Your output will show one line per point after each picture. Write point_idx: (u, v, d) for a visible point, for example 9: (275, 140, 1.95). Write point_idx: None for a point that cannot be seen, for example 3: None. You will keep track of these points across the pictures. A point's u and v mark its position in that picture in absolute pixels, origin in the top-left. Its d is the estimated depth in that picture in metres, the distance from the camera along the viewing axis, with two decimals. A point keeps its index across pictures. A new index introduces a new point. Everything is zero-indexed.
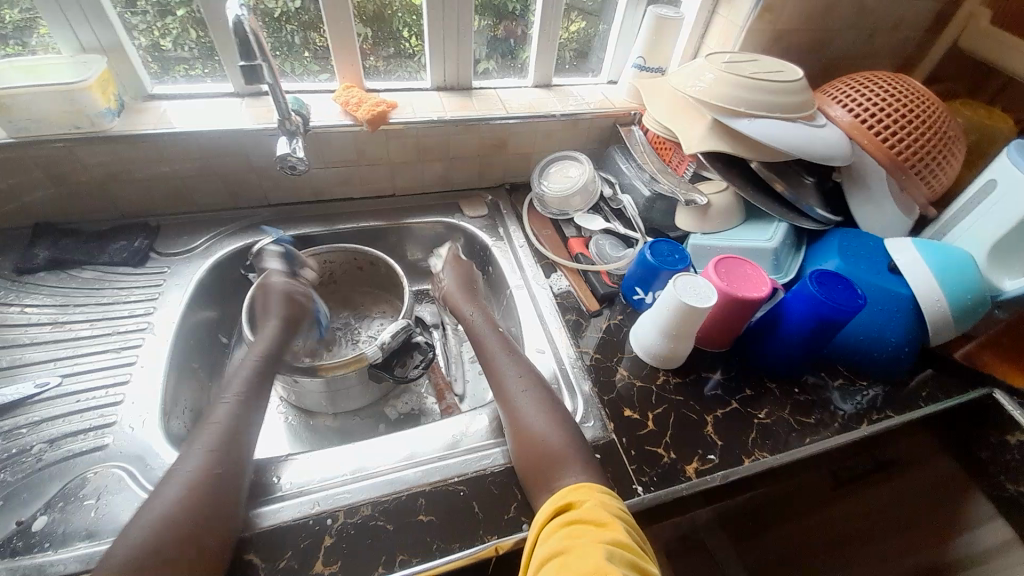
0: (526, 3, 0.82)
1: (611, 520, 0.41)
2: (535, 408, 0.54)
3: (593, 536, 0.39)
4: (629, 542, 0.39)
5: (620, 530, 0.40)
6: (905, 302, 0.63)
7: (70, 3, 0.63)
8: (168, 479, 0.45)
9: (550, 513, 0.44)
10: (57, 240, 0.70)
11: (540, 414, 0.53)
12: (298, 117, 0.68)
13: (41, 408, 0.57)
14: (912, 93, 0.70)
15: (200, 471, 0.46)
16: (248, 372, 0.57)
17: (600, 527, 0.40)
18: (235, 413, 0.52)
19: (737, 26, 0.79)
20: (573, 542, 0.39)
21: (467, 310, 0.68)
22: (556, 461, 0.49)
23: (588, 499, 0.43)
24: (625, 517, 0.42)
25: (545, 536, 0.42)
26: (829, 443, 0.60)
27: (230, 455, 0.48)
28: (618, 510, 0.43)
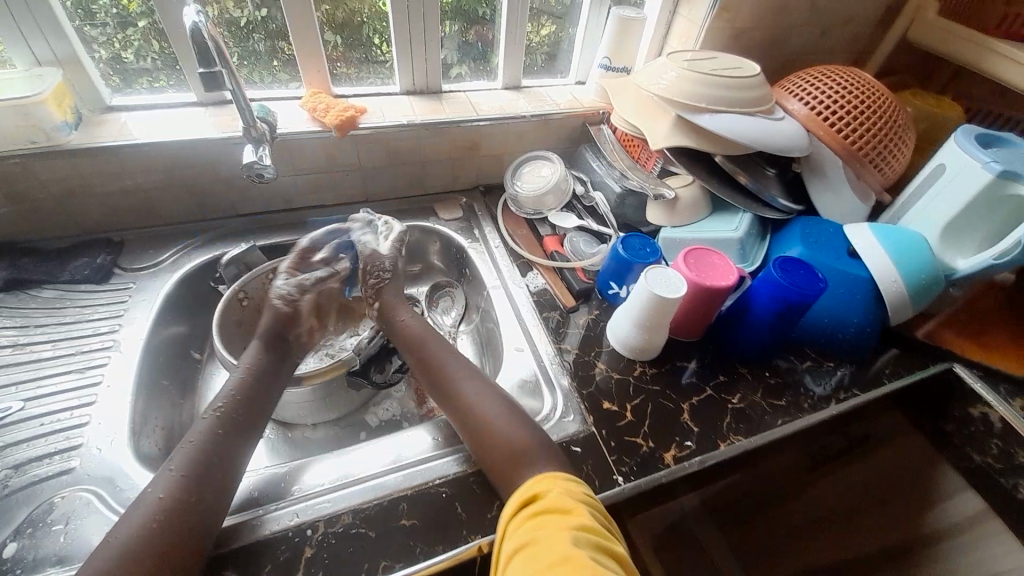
0: (494, 8, 0.83)
1: (576, 506, 0.42)
2: (491, 404, 0.55)
3: (560, 523, 0.40)
4: (594, 525, 0.40)
5: (585, 515, 0.41)
6: (864, 284, 0.65)
7: (22, 16, 0.61)
8: (139, 500, 0.44)
9: (515, 506, 0.44)
10: (15, 259, 0.67)
11: (496, 409, 0.54)
12: (264, 124, 0.67)
13: (2, 434, 0.55)
14: (863, 85, 0.73)
15: (169, 496, 0.44)
16: (237, 385, 0.55)
17: (566, 514, 0.41)
18: (209, 431, 0.50)
19: (697, 25, 0.81)
20: (539, 532, 0.40)
21: (400, 314, 0.68)
22: (518, 450, 0.50)
23: (553, 488, 0.44)
24: (591, 501, 0.44)
25: (512, 528, 0.42)
26: (802, 424, 0.62)
27: (204, 477, 0.47)
28: (582, 494, 0.44)
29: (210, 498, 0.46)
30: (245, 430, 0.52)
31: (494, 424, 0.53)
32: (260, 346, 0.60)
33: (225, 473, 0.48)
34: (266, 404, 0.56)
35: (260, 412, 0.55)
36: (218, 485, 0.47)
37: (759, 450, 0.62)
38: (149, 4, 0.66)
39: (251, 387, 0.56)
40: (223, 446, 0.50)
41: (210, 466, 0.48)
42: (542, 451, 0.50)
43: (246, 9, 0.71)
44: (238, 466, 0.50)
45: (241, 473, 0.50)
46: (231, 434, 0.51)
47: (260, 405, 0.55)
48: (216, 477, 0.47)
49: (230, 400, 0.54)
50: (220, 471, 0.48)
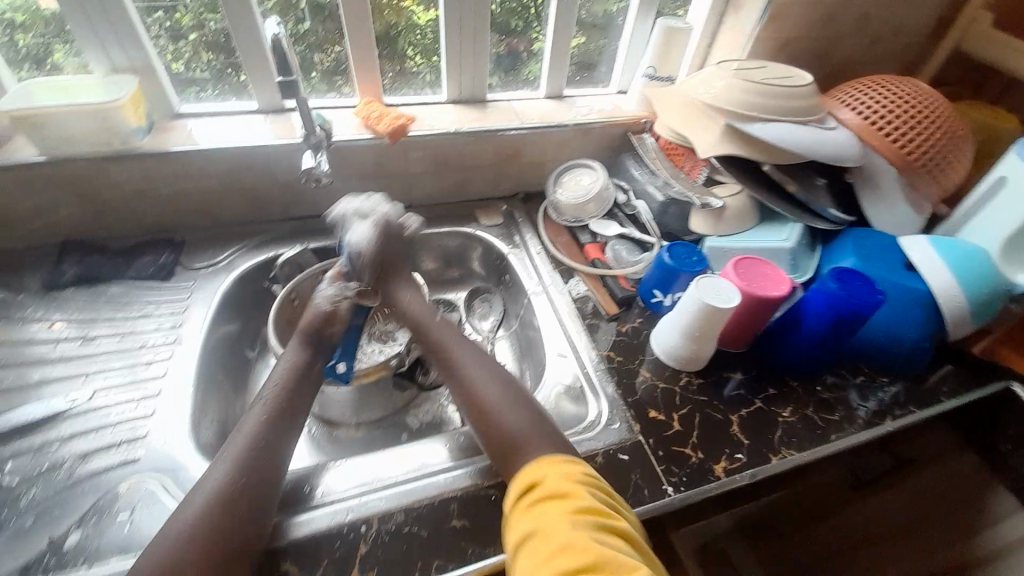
0: (527, 21, 0.84)
1: (575, 489, 0.41)
2: (489, 383, 0.54)
3: (561, 509, 0.39)
4: (594, 506, 0.39)
5: (585, 496, 0.40)
6: (923, 297, 0.63)
7: (101, 22, 0.65)
8: (195, 491, 0.45)
9: (518, 491, 0.44)
10: (85, 255, 0.71)
11: (495, 389, 0.53)
12: (322, 131, 0.70)
13: (71, 422, 0.58)
14: (919, 94, 0.71)
15: (225, 481, 0.45)
16: (281, 378, 0.56)
17: (566, 498, 0.40)
18: (261, 421, 0.51)
19: (743, 35, 0.81)
20: (542, 521, 0.39)
21: (401, 296, 0.65)
22: (515, 431, 0.49)
23: (551, 473, 0.43)
24: (591, 481, 0.43)
25: (517, 516, 0.42)
26: (856, 441, 0.60)
27: (249, 457, 0.47)
28: (582, 474, 0.43)
29: (262, 490, 0.46)
30: (282, 421, 0.52)
31: (492, 405, 0.51)
32: (299, 343, 0.59)
33: (267, 452, 0.49)
34: (308, 399, 0.56)
35: (303, 406, 0.55)
36: (258, 467, 0.47)
37: (810, 466, 0.60)
38: (200, 16, 0.69)
39: (296, 381, 0.56)
40: (270, 429, 0.51)
41: (257, 450, 0.48)
42: (540, 434, 0.48)
43: (291, 23, 0.73)
44: (285, 451, 0.50)
45: (285, 462, 0.50)
46: (276, 420, 0.51)
47: (304, 395, 0.56)
48: (263, 462, 0.48)
49: (275, 391, 0.54)
50: (263, 456, 0.48)
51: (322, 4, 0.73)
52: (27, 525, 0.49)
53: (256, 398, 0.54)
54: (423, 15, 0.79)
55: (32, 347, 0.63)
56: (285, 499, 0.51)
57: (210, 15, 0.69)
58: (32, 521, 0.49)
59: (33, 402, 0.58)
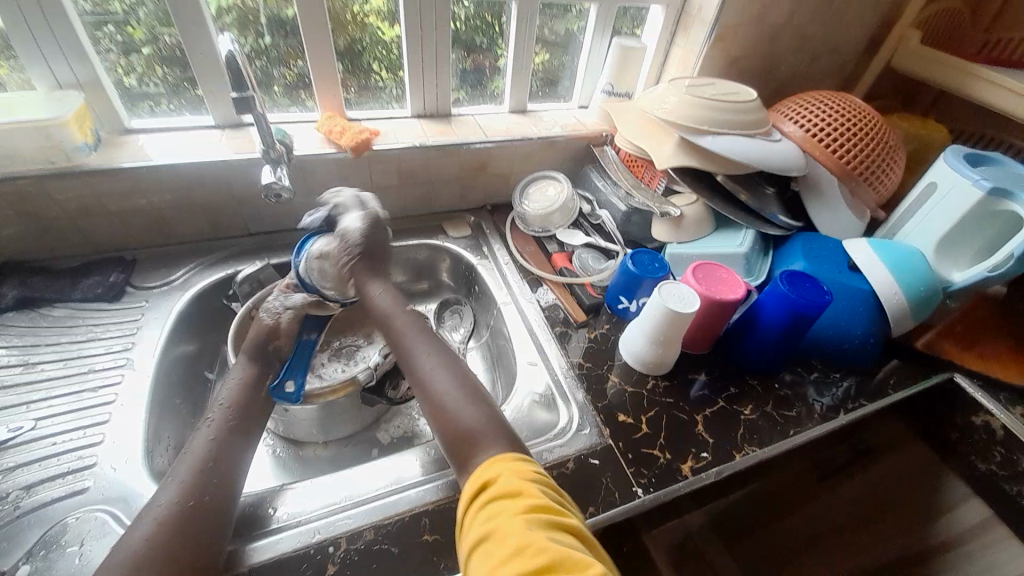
0: (491, 37, 0.86)
1: (527, 488, 0.40)
2: (445, 379, 0.52)
3: (511, 509, 0.38)
4: (545, 503, 0.39)
5: (537, 494, 0.39)
6: (866, 296, 0.67)
7: (45, 39, 0.63)
8: (141, 516, 0.42)
9: (468, 495, 0.42)
10: (26, 278, 0.67)
11: (450, 384, 0.52)
12: (282, 146, 0.69)
13: (15, 452, 0.54)
14: (854, 109, 0.77)
15: (173, 503, 0.43)
16: (231, 396, 0.55)
17: (517, 498, 0.39)
18: (211, 440, 0.50)
19: (694, 53, 0.86)
20: (492, 523, 0.38)
21: (370, 290, 0.61)
22: (465, 425, 0.48)
23: (502, 473, 0.42)
24: (542, 480, 0.42)
25: (468, 524, 0.40)
26: (813, 434, 0.63)
27: (203, 484, 0.46)
28: (533, 473, 0.43)
29: (214, 517, 0.44)
30: (232, 438, 0.51)
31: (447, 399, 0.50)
32: (251, 362, 0.58)
33: (221, 476, 0.47)
34: (262, 419, 0.55)
35: (255, 425, 0.54)
36: (213, 488, 0.46)
37: (773, 461, 0.63)
38: (154, 31, 0.68)
39: (248, 398, 0.55)
40: (217, 450, 0.49)
41: (211, 471, 0.47)
42: (489, 430, 0.47)
43: (251, 38, 0.73)
44: (238, 470, 0.49)
45: (239, 486, 0.48)
46: (224, 440, 0.50)
47: (255, 414, 0.55)
48: (214, 483, 0.46)
49: (226, 407, 0.53)
50: (217, 479, 0.47)
51: (284, 19, 0.73)
52: None
53: (204, 419, 0.52)
54: (387, 32, 0.79)
55: None
56: (239, 525, 0.49)
57: (164, 29, 0.68)
58: None
59: None
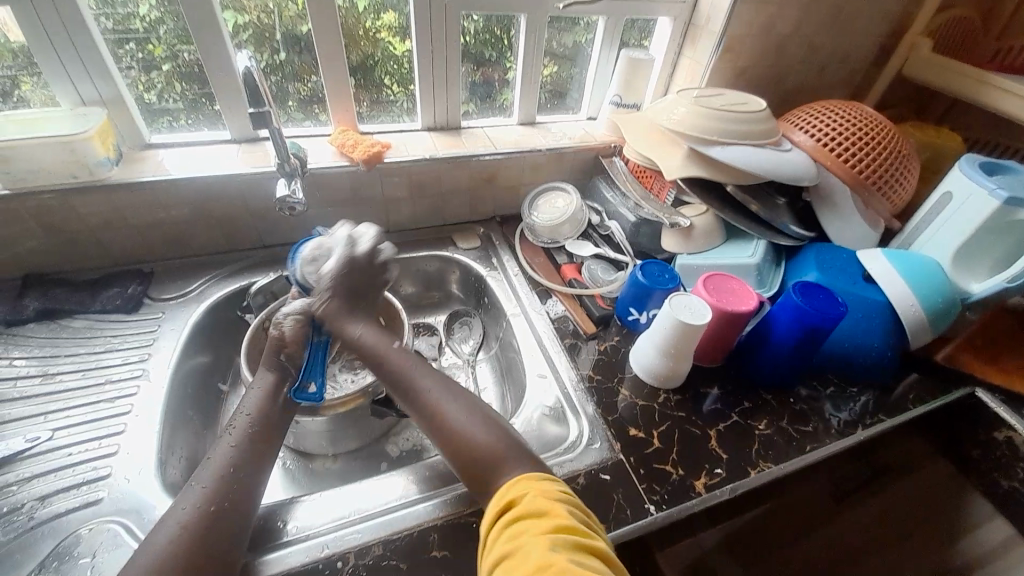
0: (500, 51, 0.87)
1: (554, 508, 0.40)
2: (458, 408, 0.52)
3: (537, 528, 0.38)
4: (572, 524, 0.38)
5: (563, 514, 0.39)
6: (882, 308, 0.66)
7: (72, 58, 0.65)
8: (162, 523, 0.42)
9: (493, 513, 0.42)
10: (47, 290, 0.69)
11: (464, 412, 0.52)
12: (296, 159, 0.71)
13: (32, 463, 0.55)
14: (866, 118, 0.76)
15: (195, 509, 0.44)
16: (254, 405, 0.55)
17: (543, 517, 0.39)
18: (233, 447, 0.50)
19: (702, 64, 0.86)
20: (516, 541, 0.38)
21: (351, 329, 0.60)
22: (483, 451, 0.48)
23: (528, 491, 0.42)
24: (570, 500, 0.42)
25: (492, 538, 0.40)
26: (831, 450, 0.62)
27: (224, 492, 0.46)
28: (560, 493, 0.42)
29: (230, 527, 0.44)
30: (256, 446, 0.51)
31: (463, 428, 0.50)
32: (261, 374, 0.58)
33: (241, 484, 0.47)
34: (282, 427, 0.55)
35: (277, 433, 0.54)
36: (232, 496, 0.46)
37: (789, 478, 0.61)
38: (174, 49, 0.70)
39: (269, 406, 0.55)
40: (230, 462, 0.49)
41: (230, 478, 0.47)
42: (509, 451, 0.48)
43: (266, 54, 0.75)
44: (259, 477, 0.49)
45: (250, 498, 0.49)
46: (236, 452, 0.51)
47: (277, 423, 0.55)
48: (235, 490, 0.46)
49: (249, 415, 0.53)
50: (236, 487, 0.47)
51: (299, 36, 0.74)
52: None
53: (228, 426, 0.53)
54: (398, 46, 0.81)
55: None
56: (256, 536, 0.49)
57: (184, 46, 0.70)
58: None
59: None
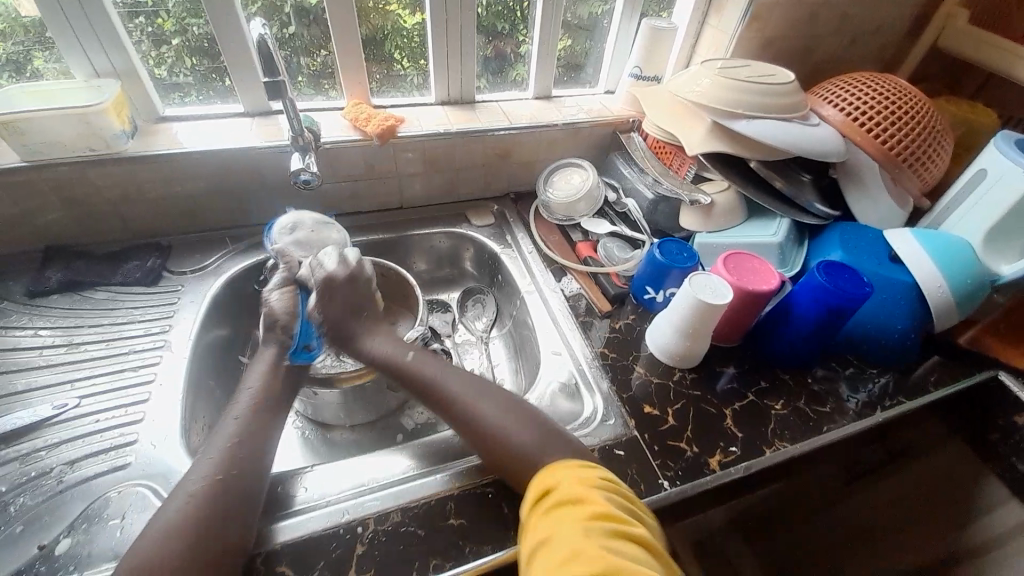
0: (514, 23, 0.84)
1: (591, 495, 0.40)
2: (454, 381, 0.56)
3: (573, 515, 0.39)
4: (607, 511, 0.39)
5: (600, 501, 0.40)
6: (908, 289, 0.64)
7: (85, 29, 0.64)
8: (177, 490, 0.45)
9: (532, 498, 0.43)
10: (69, 262, 0.70)
11: (461, 385, 0.56)
12: (310, 133, 0.70)
13: (58, 430, 0.56)
14: (898, 91, 0.73)
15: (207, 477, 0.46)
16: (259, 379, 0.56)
17: (579, 505, 0.40)
18: (243, 417, 0.52)
19: (727, 34, 0.82)
20: (552, 527, 0.39)
21: (366, 343, 0.62)
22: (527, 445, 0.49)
23: (565, 479, 0.43)
24: (608, 486, 0.42)
25: (531, 522, 0.42)
26: (847, 431, 0.61)
27: (232, 460, 0.47)
28: (599, 479, 0.43)
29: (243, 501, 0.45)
30: (265, 421, 0.52)
31: (458, 398, 0.54)
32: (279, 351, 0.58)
33: (252, 452, 0.49)
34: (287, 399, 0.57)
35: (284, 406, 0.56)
36: (246, 465, 0.48)
37: (804, 458, 0.61)
38: (183, 23, 0.69)
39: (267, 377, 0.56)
40: (252, 432, 0.50)
41: (239, 446, 0.49)
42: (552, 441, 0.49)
43: (276, 27, 0.73)
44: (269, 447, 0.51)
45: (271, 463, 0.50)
46: (255, 422, 0.52)
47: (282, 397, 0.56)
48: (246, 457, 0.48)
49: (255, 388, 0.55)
50: (245, 456, 0.48)
51: (307, 8, 0.72)
52: (17, 532, 0.48)
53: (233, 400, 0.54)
54: (409, 18, 0.78)
55: (16, 355, 0.62)
56: (266, 504, 0.50)
57: (193, 19, 0.69)
58: (21, 528, 0.48)
59: (18, 410, 0.57)
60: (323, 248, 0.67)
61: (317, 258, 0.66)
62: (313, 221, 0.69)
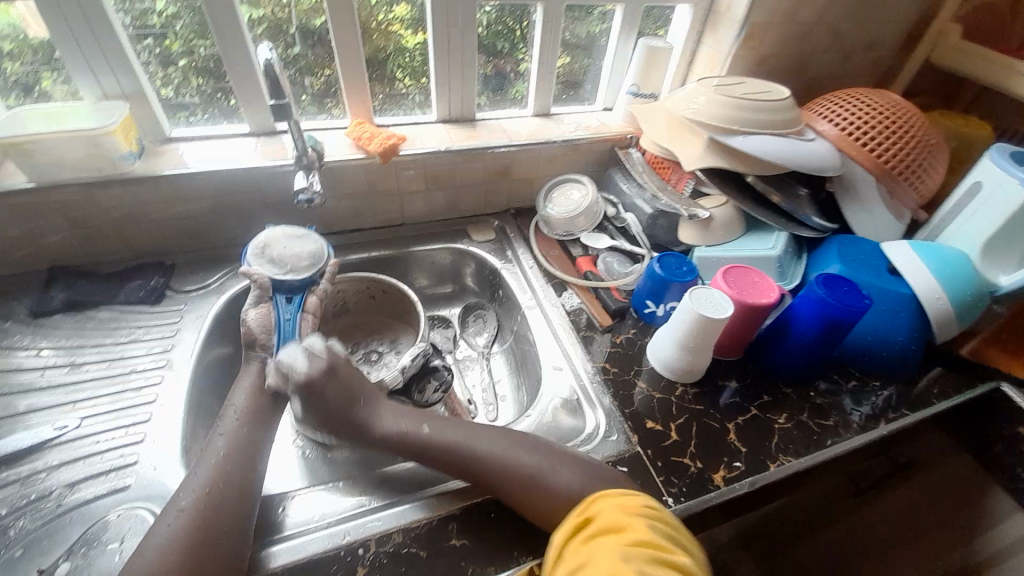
0: (513, 42, 0.86)
1: (633, 521, 0.40)
2: (479, 437, 0.53)
3: (613, 540, 0.39)
4: (648, 538, 0.38)
5: (640, 528, 0.39)
6: (908, 301, 0.64)
7: (94, 53, 0.66)
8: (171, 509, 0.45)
9: (574, 526, 0.43)
10: (73, 281, 0.71)
11: (489, 441, 0.53)
12: (314, 152, 0.71)
13: (59, 451, 0.56)
14: (892, 106, 0.74)
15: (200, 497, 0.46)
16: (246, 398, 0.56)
17: (620, 532, 0.40)
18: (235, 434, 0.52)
19: (722, 53, 0.84)
20: (591, 552, 0.39)
21: (375, 424, 0.55)
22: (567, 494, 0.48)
23: (606, 507, 0.43)
24: (649, 514, 0.41)
25: (569, 549, 0.41)
26: (851, 445, 0.61)
27: (222, 476, 0.48)
28: (642, 508, 0.42)
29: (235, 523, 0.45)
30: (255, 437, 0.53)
31: (487, 454, 0.51)
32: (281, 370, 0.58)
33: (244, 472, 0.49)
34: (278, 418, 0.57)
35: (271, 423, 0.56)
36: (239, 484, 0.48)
37: (809, 472, 0.61)
38: (191, 45, 0.71)
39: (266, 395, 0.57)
40: (243, 453, 0.51)
41: (231, 465, 0.49)
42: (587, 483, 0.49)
43: (281, 49, 0.75)
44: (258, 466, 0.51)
45: None
46: (253, 440, 0.52)
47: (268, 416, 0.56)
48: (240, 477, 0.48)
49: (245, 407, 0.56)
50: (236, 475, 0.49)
51: (312, 29, 0.74)
52: (15, 557, 0.47)
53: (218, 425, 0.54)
54: (411, 39, 0.80)
55: (19, 376, 0.62)
56: (267, 526, 0.50)
57: (200, 41, 0.71)
58: (20, 552, 0.48)
59: (19, 431, 0.57)
60: (299, 262, 0.65)
61: (295, 275, 0.63)
62: (286, 236, 0.67)
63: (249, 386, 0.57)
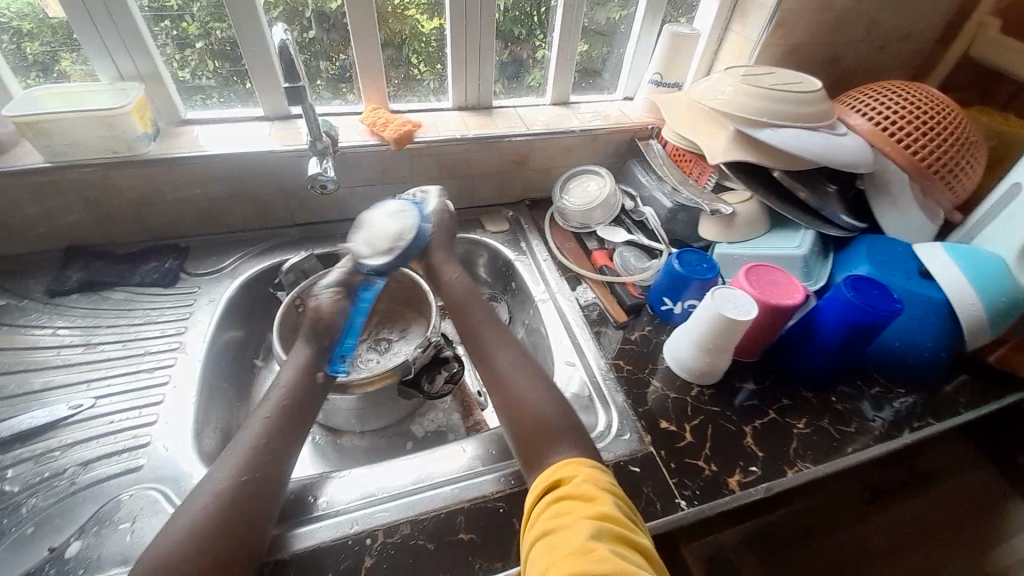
0: (531, 28, 0.83)
1: (599, 495, 0.40)
2: (504, 349, 0.58)
3: (581, 511, 0.39)
4: (616, 515, 0.38)
5: (608, 504, 0.39)
6: (939, 306, 0.62)
7: (109, 32, 0.65)
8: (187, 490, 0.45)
9: (540, 488, 0.43)
10: (89, 262, 0.71)
11: (508, 354, 0.58)
12: (328, 138, 0.69)
13: (73, 430, 0.57)
14: (929, 100, 0.70)
15: (227, 480, 0.45)
16: (290, 378, 0.55)
17: (588, 503, 0.39)
18: (266, 420, 0.51)
19: (750, 41, 0.81)
20: (560, 520, 0.38)
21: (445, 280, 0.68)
22: (544, 425, 0.49)
23: (576, 475, 0.42)
24: (615, 490, 0.41)
25: (536, 514, 0.41)
26: (872, 453, 0.59)
27: (257, 462, 0.47)
28: (607, 483, 0.42)
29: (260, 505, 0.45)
30: (290, 428, 0.51)
31: (502, 368, 0.56)
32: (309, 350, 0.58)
33: (268, 467, 0.47)
34: None
35: (313, 402, 0.55)
36: (266, 466, 0.47)
37: (827, 480, 0.59)
38: (207, 26, 0.70)
39: (300, 380, 0.55)
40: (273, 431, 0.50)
41: (264, 449, 0.48)
42: (565, 430, 0.49)
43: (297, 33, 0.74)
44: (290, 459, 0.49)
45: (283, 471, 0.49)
46: (281, 427, 0.50)
47: (313, 400, 0.55)
48: (267, 460, 0.47)
49: (289, 388, 0.54)
50: (269, 457, 0.48)
51: (327, 13, 0.73)
52: (28, 533, 0.48)
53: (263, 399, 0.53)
54: (427, 24, 0.78)
55: (35, 354, 0.63)
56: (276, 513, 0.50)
57: (216, 24, 0.69)
58: (32, 529, 0.48)
59: (36, 409, 0.58)
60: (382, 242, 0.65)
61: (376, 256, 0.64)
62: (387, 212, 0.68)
63: (288, 371, 0.56)
